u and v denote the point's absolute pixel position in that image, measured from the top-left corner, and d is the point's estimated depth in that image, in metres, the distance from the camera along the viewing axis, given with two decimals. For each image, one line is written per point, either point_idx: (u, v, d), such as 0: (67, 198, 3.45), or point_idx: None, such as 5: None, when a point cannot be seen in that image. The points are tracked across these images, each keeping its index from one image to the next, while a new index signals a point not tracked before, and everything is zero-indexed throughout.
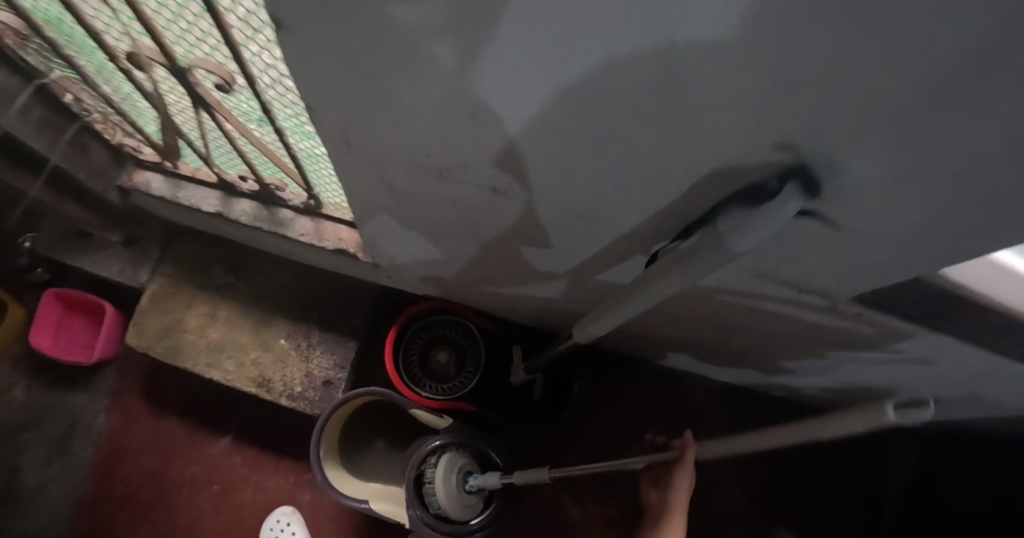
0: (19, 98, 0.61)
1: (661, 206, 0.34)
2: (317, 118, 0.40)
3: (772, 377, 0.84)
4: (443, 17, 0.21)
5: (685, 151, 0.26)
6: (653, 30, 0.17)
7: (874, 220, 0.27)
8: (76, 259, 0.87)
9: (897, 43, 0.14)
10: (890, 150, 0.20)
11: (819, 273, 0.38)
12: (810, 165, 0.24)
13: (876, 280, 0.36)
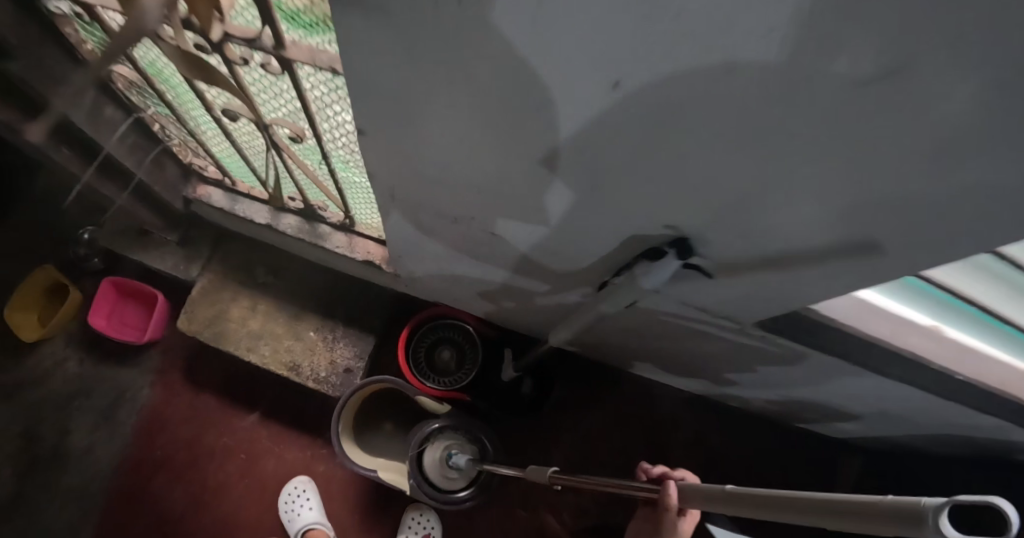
0: (120, 128, 0.77)
1: (610, 250, 0.52)
2: (381, 173, 0.56)
3: (722, 388, 1.00)
4: (487, 144, 0.39)
5: (628, 221, 0.43)
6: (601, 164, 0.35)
7: (737, 264, 0.44)
8: (134, 253, 1.01)
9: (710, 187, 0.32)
10: (729, 229, 0.38)
11: (723, 301, 0.55)
12: (695, 235, 0.41)
13: (760, 308, 0.53)
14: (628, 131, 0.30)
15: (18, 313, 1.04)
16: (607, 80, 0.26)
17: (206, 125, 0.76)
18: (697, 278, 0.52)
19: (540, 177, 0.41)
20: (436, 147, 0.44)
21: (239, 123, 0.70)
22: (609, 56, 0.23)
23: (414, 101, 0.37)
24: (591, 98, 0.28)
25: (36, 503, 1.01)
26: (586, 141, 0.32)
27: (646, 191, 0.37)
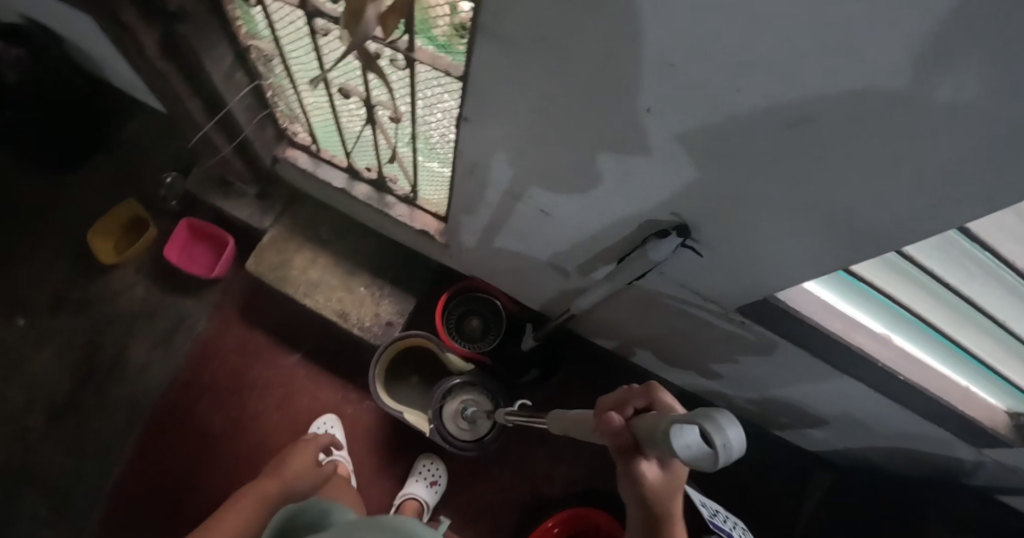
0: (243, 91, 0.94)
1: (635, 225, 0.71)
2: (471, 149, 0.73)
3: (710, 387, 1.15)
4: (573, 132, 0.56)
5: (661, 197, 0.62)
6: (651, 153, 0.53)
7: (731, 239, 0.63)
8: (214, 199, 1.16)
9: (721, 174, 0.50)
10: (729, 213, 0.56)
11: (717, 277, 0.74)
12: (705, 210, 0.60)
13: (739, 283, 0.73)
14: (673, 132, 0.48)
15: (99, 241, 1.17)
16: (667, 99, 0.43)
17: (314, 100, 0.93)
18: (690, 257, 0.73)
19: (607, 160, 0.59)
20: (527, 131, 0.61)
21: (346, 100, 0.88)
22: (672, 89, 0.42)
23: (526, 96, 0.54)
24: (645, 113, 0.47)
25: (91, 409, 1.14)
26: (644, 136, 0.51)
27: (679, 176, 0.55)
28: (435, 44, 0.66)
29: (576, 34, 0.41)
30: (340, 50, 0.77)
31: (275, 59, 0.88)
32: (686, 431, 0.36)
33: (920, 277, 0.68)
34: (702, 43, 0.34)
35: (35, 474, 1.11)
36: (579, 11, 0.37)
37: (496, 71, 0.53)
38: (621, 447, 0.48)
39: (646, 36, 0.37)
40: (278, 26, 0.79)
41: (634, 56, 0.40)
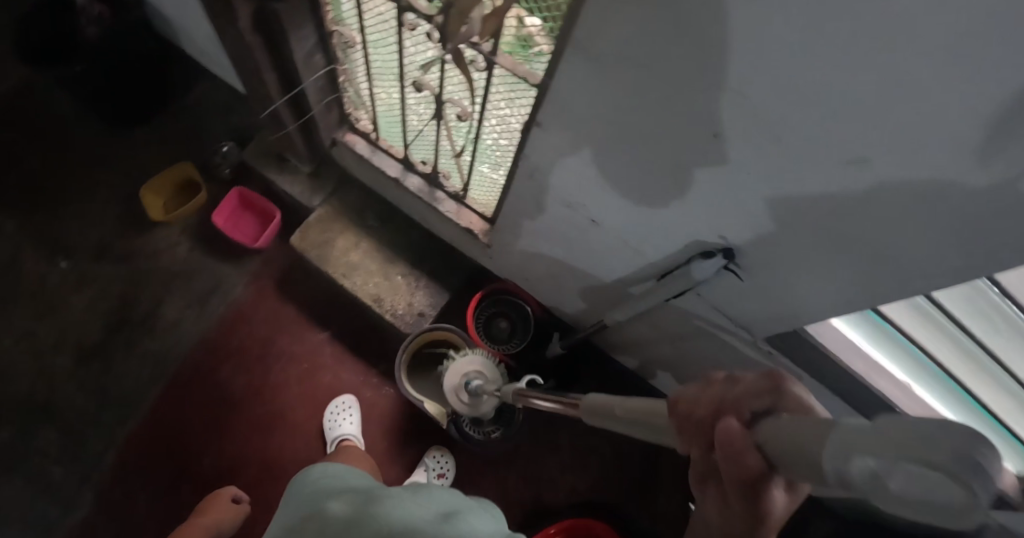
0: (319, 73, 0.99)
1: (682, 246, 0.75)
2: (537, 153, 0.77)
3: None
4: (643, 152, 0.61)
5: (715, 222, 0.65)
6: (715, 179, 0.57)
7: (780, 270, 0.67)
8: (268, 172, 1.20)
9: (784, 206, 0.54)
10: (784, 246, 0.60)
11: (755, 306, 0.78)
12: (758, 239, 0.64)
13: (775, 314, 0.76)
14: (733, 159, 0.52)
15: (150, 195, 1.21)
16: (737, 131, 0.48)
17: (385, 90, 0.98)
18: (731, 282, 0.76)
19: (670, 182, 0.63)
20: (596, 144, 0.66)
21: (418, 93, 0.92)
22: (750, 125, 0.46)
23: (604, 113, 0.59)
24: (711, 140, 0.52)
25: (119, 356, 1.18)
26: (712, 163, 0.55)
27: (738, 205, 0.59)
28: (519, 53, 0.70)
29: (670, 66, 0.45)
30: (423, 45, 0.82)
31: (355, 48, 0.93)
32: (869, 471, 0.19)
33: (946, 325, 0.71)
34: (793, 86, 0.38)
35: (56, 412, 1.16)
36: (681, 45, 0.42)
37: (580, 86, 0.57)
38: (749, 479, 0.27)
39: (736, 75, 0.41)
40: (367, 16, 0.84)
41: (719, 91, 0.44)
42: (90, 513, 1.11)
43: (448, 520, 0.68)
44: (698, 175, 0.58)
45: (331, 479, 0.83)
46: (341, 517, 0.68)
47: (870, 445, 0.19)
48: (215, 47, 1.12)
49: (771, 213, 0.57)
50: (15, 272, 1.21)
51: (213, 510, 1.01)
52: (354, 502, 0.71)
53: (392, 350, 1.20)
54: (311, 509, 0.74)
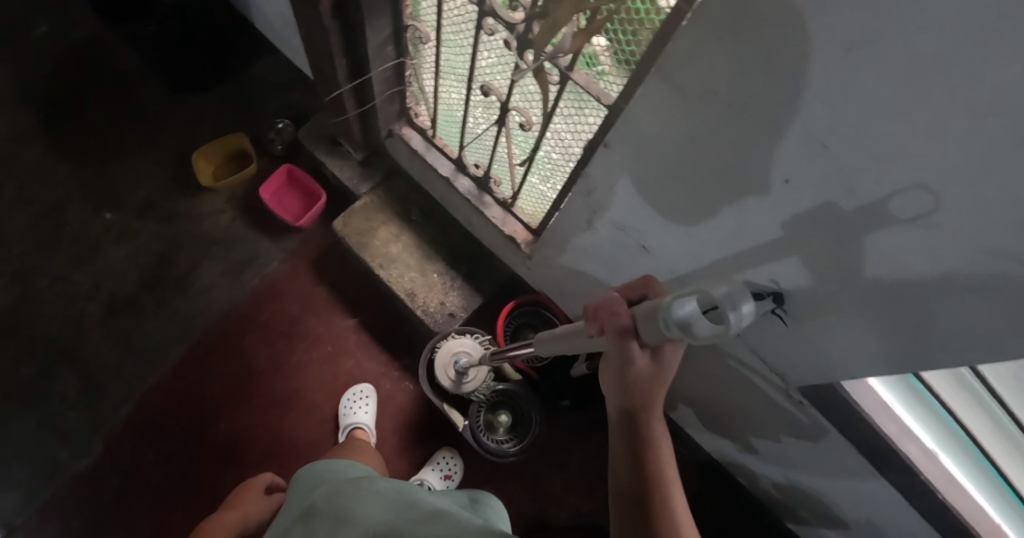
0: (388, 65, 1.01)
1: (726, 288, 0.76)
2: (599, 173, 0.79)
3: (741, 463, 1.15)
4: (714, 190, 0.62)
5: (765, 269, 0.66)
6: (778, 228, 0.58)
7: (824, 329, 0.66)
8: (321, 155, 1.22)
9: (836, 269, 0.55)
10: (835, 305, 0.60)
11: (792, 359, 0.78)
12: (803, 293, 0.64)
13: (809, 369, 0.77)
14: (793, 206, 0.53)
15: (202, 161, 1.24)
16: (806, 181, 0.49)
17: (450, 90, 1.00)
18: (776, 325, 0.75)
19: (734, 220, 0.63)
20: (661, 171, 0.67)
21: (484, 98, 0.94)
22: (824, 183, 0.47)
23: (677, 145, 0.60)
24: (775, 186, 0.53)
25: (148, 313, 1.20)
26: (777, 211, 0.56)
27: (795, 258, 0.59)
28: (597, 72, 0.71)
29: (756, 110, 0.47)
30: (499, 52, 0.83)
31: (429, 47, 0.95)
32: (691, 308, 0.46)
33: (978, 391, 0.68)
34: (881, 152, 0.39)
35: (80, 359, 1.17)
36: (775, 90, 0.43)
37: (659, 114, 0.59)
38: (620, 328, 0.53)
39: (819, 130, 0.42)
40: (447, 17, 0.85)
41: (803, 143, 0.45)
42: (98, 463, 1.13)
43: (443, 515, 0.66)
44: (764, 223, 0.59)
45: (326, 473, 0.83)
46: (332, 512, 0.69)
47: (694, 297, 0.46)
48: (288, 27, 1.15)
49: (824, 274, 0.57)
50: (61, 216, 1.23)
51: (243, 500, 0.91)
52: (340, 494, 0.73)
53: (416, 345, 1.21)
54: (301, 505, 0.76)
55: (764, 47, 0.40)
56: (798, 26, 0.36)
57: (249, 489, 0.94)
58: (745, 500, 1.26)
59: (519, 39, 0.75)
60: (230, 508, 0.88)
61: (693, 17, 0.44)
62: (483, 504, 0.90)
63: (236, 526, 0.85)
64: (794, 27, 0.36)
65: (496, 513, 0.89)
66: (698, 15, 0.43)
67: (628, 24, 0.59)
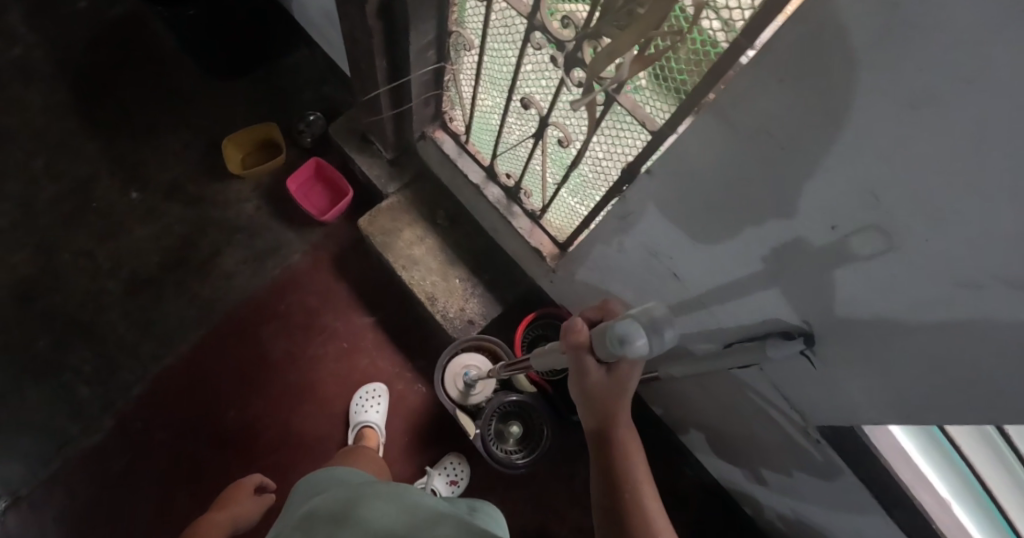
0: (427, 69, 1.01)
1: (754, 323, 0.77)
2: (639, 199, 0.79)
3: (749, 492, 1.15)
4: (761, 230, 0.62)
5: (799, 310, 0.67)
6: (822, 275, 0.58)
7: (855, 378, 0.66)
8: (351, 151, 1.23)
9: (879, 321, 0.55)
10: (869, 356, 0.60)
11: (812, 400, 0.78)
12: (837, 339, 0.64)
13: (830, 413, 0.77)
14: (843, 254, 0.53)
15: (230, 147, 1.24)
16: (859, 232, 0.50)
17: (490, 97, 0.99)
18: (802, 365, 0.75)
19: (779, 259, 0.63)
20: (702, 201, 0.68)
21: (522, 110, 0.94)
22: (885, 242, 0.47)
23: (722, 177, 0.62)
24: (824, 232, 0.54)
25: (166, 295, 1.20)
26: (825, 260, 0.56)
27: (837, 307, 0.59)
28: (646, 98, 0.71)
29: (813, 155, 0.48)
30: (544, 66, 0.82)
31: (472, 54, 0.95)
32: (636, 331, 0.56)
33: (1001, 450, 0.65)
34: (949, 221, 0.39)
35: (96, 335, 1.17)
36: (851, 148, 0.44)
37: (708, 146, 0.61)
38: (578, 347, 0.64)
39: (891, 191, 0.43)
40: (494, 28, 0.85)
41: (853, 192, 0.47)
42: (107, 440, 1.13)
43: (429, 526, 0.66)
44: (807, 267, 0.60)
45: (326, 483, 0.81)
46: (327, 514, 0.69)
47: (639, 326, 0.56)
48: (328, 22, 1.14)
49: (863, 324, 0.58)
50: (89, 191, 1.24)
51: (235, 502, 0.92)
52: (339, 504, 0.71)
53: (432, 348, 1.21)
54: (299, 512, 0.74)
55: (830, 93, 0.42)
56: (868, 80, 0.38)
57: (239, 488, 0.96)
58: (749, 530, 1.25)
59: (567, 58, 0.75)
60: (221, 508, 0.90)
61: (757, 59, 0.46)
62: (482, 513, 0.88)
63: (227, 527, 0.87)
64: (851, 79, 0.39)
65: (496, 521, 0.87)
66: (763, 57, 0.46)
67: (686, 56, 0.60)
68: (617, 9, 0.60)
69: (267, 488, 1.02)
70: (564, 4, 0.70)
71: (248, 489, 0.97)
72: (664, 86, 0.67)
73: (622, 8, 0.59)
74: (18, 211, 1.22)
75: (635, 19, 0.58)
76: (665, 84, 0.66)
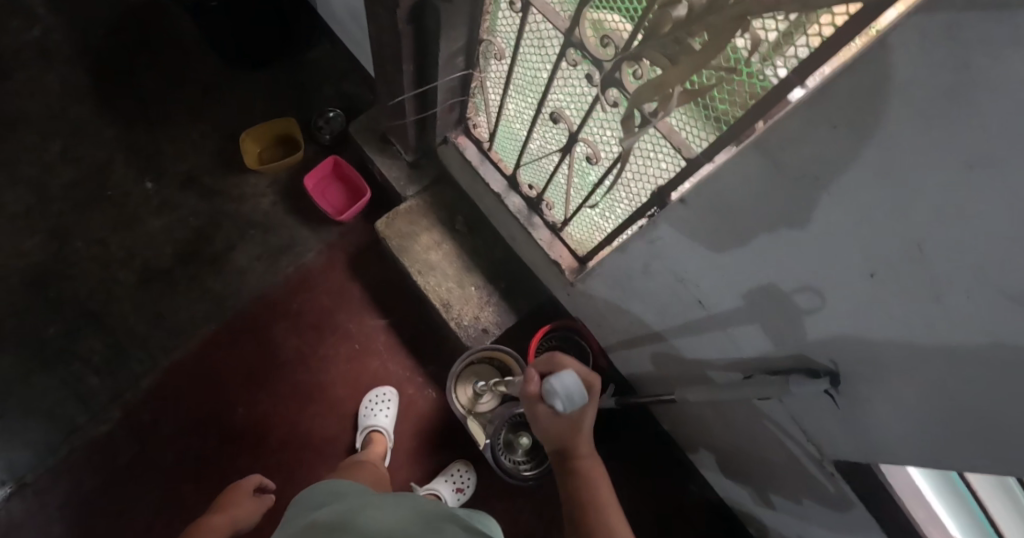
0: (454, 74, 0.98)
1: (777, 357, 0.76)
2: (667, 222, 0.78)
3: (755, 514, 1.16)
4: (799, 270, 0.62)
5: (829, 351, 0.66)
6: (859, 321, 0.58)
7: (882, 422, 0.65)
8: (371, 151, 1.22)
9: (913, 370, 0.54)
10: (901, 403, 0.59)
11: (831, 437, 0.78)
12: (864, 383, 0.63)
13: (848, 451, 0.77)
14: (883, 303, 0.53)
15: (248, 143, 1.24)
16: (903, 285, 0.49)
17: (515, 106, 0.97)
18: (824, 403, 0.74)
19: (802, 305, 0.65)
20: (734, 235, 0.67)
21: (551, 123, 0.91)
22: (932, 300, 0.46)
23: (761, 215, 0.61)
24: (864, 281, 0.53)
25: (178, 288, 1.19)
26: (866, 308, 0.56)
27: (873, 352, 0.59)
28: (684, 123, 0.69)
29: (865, 210, 0.47)
30: (578, 83, 0.80)
31: (502, 63, 0.92)
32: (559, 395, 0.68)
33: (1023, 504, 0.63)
34: (1008, 294, 0.38)
35: (106, 325, 1.16)
36: (906, 207, 0.43)
37: (748, 184, 0.59)
38: (530, 396, 0.74)
39: (945, 255, 0.42)
40: (527, 40, 0.83)
41: (898, 243, 0.46)
42: (112, 433, 1.11)
43: None
44: (845, 312, 0.59)
45: (329, 494, 0.77)
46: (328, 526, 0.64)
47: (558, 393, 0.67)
48: (354, 20, 1.12)
49: (896, 372, 0.57)
50: (105, 179, 1.23)
51: (237, 505, 0.89)
52: (340, 519, 0.66)
53: (444, 354, 1.21)
54: (298, 525, 0.68)
55: (885, 147, 0.41)
56: (927, 141, 0.36)
57: (237, 490, 0.93)
58: None
59: (604, 78, 0.72)
60: (222, 510, 0.86)
61: (809, 103, 0.46)
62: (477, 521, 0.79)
63: (228, 526, 0.84)
64: (907, 136, 0.38)
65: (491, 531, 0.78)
66: (818, 102, 0.45)
67: (731, 88, 0.58)
68: (665, 36, 0.57)
69: (264, 489, 1.00)
70: (606, 24, 0.67)
71: (246, 490, 0.95)
72: (706, 114, 0.65)
73: (671, 38, 0.56)
74: (33, 196, 1.22)
75: (688, 52, 0.55)
76: (705, 113, 0.65)
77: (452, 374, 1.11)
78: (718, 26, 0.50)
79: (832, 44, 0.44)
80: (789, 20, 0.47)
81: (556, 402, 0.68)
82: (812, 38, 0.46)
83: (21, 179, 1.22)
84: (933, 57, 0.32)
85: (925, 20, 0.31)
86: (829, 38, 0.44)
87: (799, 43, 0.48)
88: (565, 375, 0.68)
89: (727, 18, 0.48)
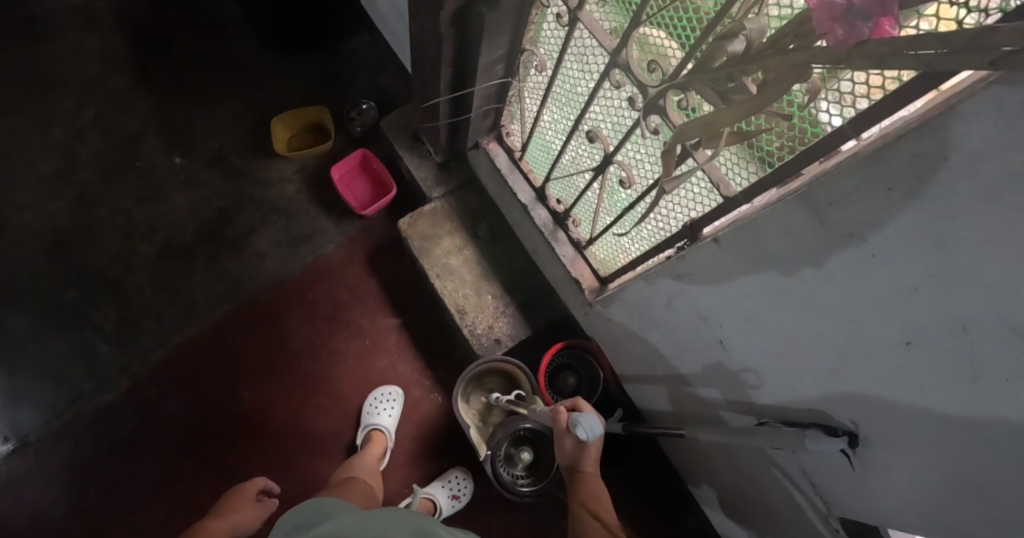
0: (494, 81, 0.96)
1: (793, 408, 0.74)
2: (694, 256, 0.76)
3: None
4: (830, 330, 0.60)
5: (850, 414, 0.64)
6: (887, 391, 0.56)
7: (899, 490, 0.63)
8: (402, 148, 1.21)
9: (939, 444, 0.52)
10: (923, 475, 0.57)
11: (842, 497, 0.76)
12: (881, 449, 0.61)
13: (857, 512, 0.74)
14: (914, 375, 0.51)
15: (280, 126, 1.25)
16: (938, 360, 0.47)
17: (551, 117, 0.94)
18: (840, 463, 0.71)
19: (772, 374, 0.74)
20: (763, 282, 0.66)
21: (587, 141, 0.89)
22: (971, 383, 0.44)
23: (797, 266, 0.59)
24: (897, 349, 0.51)
25: (197, 265, 1.20)
26: (898, 379, 0.53)
27: (898, 422, 0.56)
28: (727, 160, 0.67)
29: (913, 281, 0.45)
30: (619, 104, 0.77)
31: (543, 75, 0.89)
32: (584, 421, 0.71)
33: None
34: None
35: (122, 294, 1.17)
36: (958, 287, 0.41)
37: (789, 234, 0.57)
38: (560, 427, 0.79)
39: (996, 341, 0.39)
40: (570, 55, 0.80)
41: (942, 321, 0.44)
42: (117, 402, 1.12)
43: None
44: (873, 379, 0.57)
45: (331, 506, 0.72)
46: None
47: (578, 422, 0.72)
48: (397, 17, 1.10)
49: (918, 445, 0.55)
50: (135, 150, 1.25)
51: (240, 509, 0.91)
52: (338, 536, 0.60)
53: (454, 359, 1.21)
54: None
55: (941, 222, 0.39)
56: (987, 219, 0.34)
57: (240, 494, 0.95)
58: None
59: (647, 104, 0.69)
60: (224, 515, 0.88)
61: (864, 162, 0.43)
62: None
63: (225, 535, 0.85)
64: (964, 211, 0.36)
65: None
66: (873, 162, 0.42)
67: (781, 133, 0.56)
68: (716, 71, 0.52)
69: (270, 493, 1.01)
70: (655, 49, 0.64)
71: (249, 494, 0.96)
72: (754, 154, 0.62)
73: (723, 73, 0.51)
74: (63, 160, 1.23)
75: (743, 93, 0.49)
76: (754, 152, 0.62)
77: (463, 379, 1.11)
78: (779, 69, 0.43)
79: (892, 100, 0.42)
80: (854, 78, 0.44)
81: (578, 426, 0.71)
82: (874, 90, 0.44)
83: (54, 142, 1.24)
84: (1004, 143, 0.30)
85: (1007, 91, 0.28)
86: (892, 93, 0.42)
87: (858, 94, 0.45)
88: (591, 414, 0.73)
89: (789, 64, 0.41)
